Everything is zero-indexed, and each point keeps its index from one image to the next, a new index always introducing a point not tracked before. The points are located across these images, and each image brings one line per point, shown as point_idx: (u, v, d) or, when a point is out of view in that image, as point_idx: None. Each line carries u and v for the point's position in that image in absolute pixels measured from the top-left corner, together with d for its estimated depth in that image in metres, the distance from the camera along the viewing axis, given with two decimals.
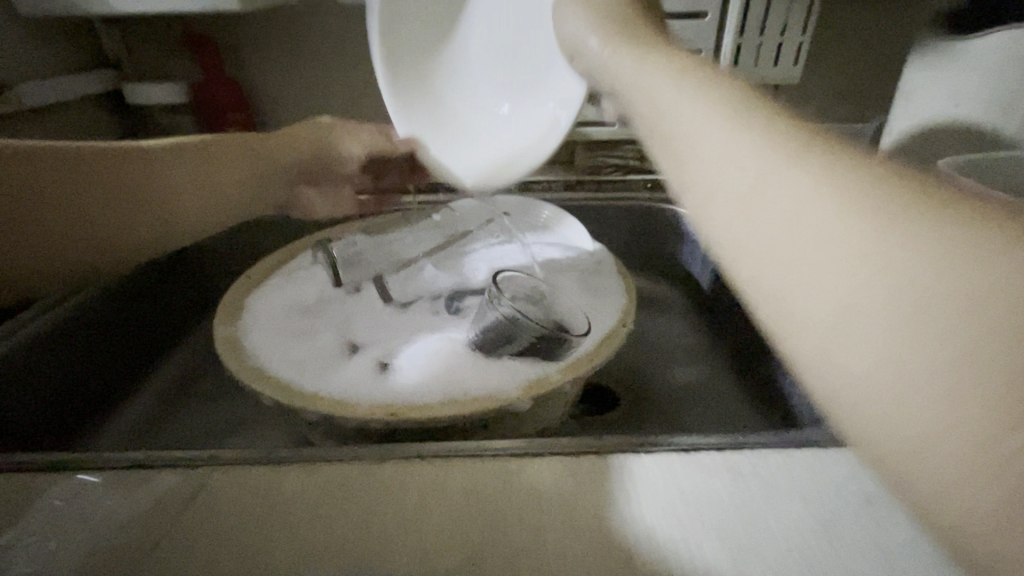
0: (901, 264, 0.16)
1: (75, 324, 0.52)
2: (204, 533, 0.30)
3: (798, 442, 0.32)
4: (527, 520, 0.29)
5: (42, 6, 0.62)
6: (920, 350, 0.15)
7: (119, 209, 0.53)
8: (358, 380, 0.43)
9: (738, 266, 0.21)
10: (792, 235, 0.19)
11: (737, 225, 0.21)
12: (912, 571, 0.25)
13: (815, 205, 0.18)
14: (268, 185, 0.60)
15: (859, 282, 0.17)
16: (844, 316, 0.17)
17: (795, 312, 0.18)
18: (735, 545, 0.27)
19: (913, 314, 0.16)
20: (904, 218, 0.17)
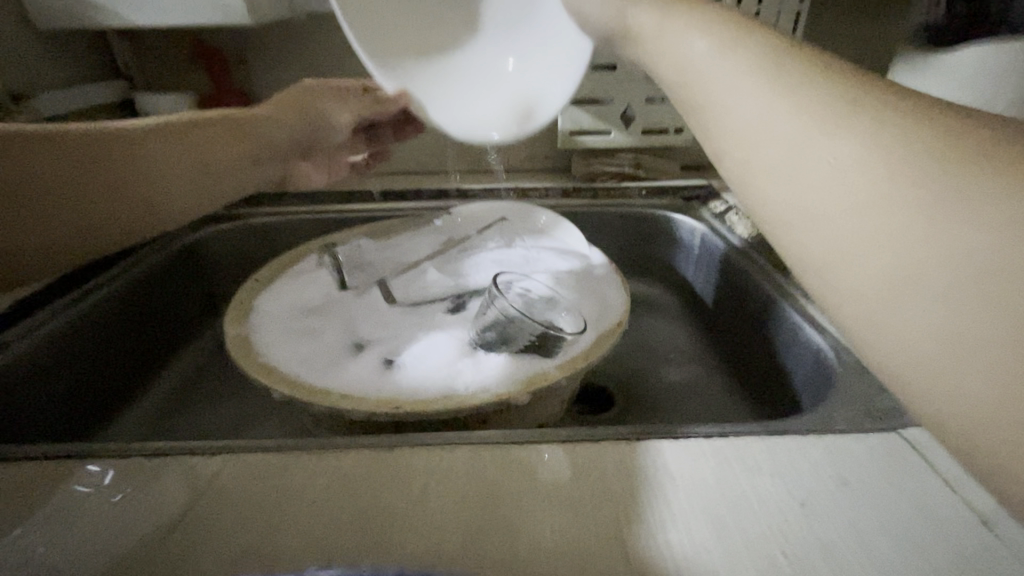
0: (957, 242, 0.19)
1: (82, 322, 0.52)
2: (221, 516, 0.32)
3: (780, 432, 0.34)
4: (526, 501, 0.31)
5: (61, 19, 0.65)
6: (966, 313, 0.19)
7: (109, 197, 0.47)
8: (365, 376, 0.45)
9: (803, 240, 0.24)
10: (858, 214, 0.22)
11: (795, 201, 0.24)
12: (885, 545, 0.27)
13: (881, 191, 0.22)
14: (264, 162, 0.59)
15: (916, 257, 0.20)
16: (897, 283, 0.21)
17: (856, 276, 0.22)
18: (720, 522, 0.29)
19: (964, 271, 0.19)
20: (959, 203, 0.20)
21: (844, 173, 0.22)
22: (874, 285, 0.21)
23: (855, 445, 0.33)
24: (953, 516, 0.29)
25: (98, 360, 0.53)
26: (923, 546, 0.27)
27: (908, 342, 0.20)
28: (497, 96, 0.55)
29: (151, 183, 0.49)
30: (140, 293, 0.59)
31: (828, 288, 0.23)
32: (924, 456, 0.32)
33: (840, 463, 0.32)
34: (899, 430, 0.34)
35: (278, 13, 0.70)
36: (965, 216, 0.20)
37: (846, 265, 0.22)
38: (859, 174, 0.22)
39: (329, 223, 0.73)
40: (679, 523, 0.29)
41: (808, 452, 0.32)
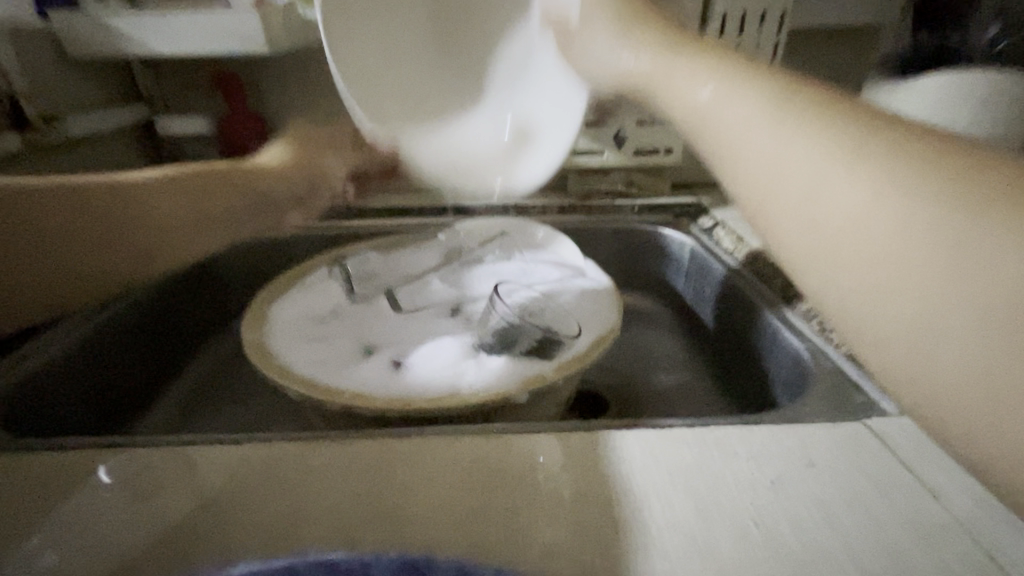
0: (947, 272, 0.22)
1: (97, 339, 0.55)
2: (249, 500, 0.35)
3: (754, 422, 0.37)
4: (525, 481, 0.34)
5: (92, 48, 0.69)
6: (956, 341, 0.22)
7: (110, 241, 0.49)
8: (376, 376, 0.48)
9: (810, 267, 0.27)
10: (862, 238, 0.24)
11: (815, 239, 0.26)
12: (846, 515, 0.30)
13: (882, 215, 0.24)
14: (268, 210, 0.57)
15: (917, 286, 0.23)
16: (896, 307, 0.23)
17: (867, 305, 0.24)
18: (697, 498, 0.32)
19: (959, 300, 0.21)
20: (956, 232, 0.22)
21: (855, 219, 0.25)
22: (890, 321, 0.24)
23: (823, 433, 0.36)
24: (909, 494, 0.32)
25: (119, 364, 0.57)
26: (882, 518, 0.30)
27: (932, 371, 0.22)
28: (490, 143, 0.60)
29: (146, 226, 0.50)
30: (157, 301, 0.63)
31: (841, 310, 0.26)
32: (885, 443, 0.36)
33: (809, 449, 0.35)
34: (864, 421, 0.38)
35: (294, 43, 0.75)
36: (970, 254, 0.21)
37: (863, 302, 0.24)
38: (869, 220, 0.24)
39: (337, 238, 0.77)
40: (662, 501, 0.32)
41: (781, 439, 0.36)
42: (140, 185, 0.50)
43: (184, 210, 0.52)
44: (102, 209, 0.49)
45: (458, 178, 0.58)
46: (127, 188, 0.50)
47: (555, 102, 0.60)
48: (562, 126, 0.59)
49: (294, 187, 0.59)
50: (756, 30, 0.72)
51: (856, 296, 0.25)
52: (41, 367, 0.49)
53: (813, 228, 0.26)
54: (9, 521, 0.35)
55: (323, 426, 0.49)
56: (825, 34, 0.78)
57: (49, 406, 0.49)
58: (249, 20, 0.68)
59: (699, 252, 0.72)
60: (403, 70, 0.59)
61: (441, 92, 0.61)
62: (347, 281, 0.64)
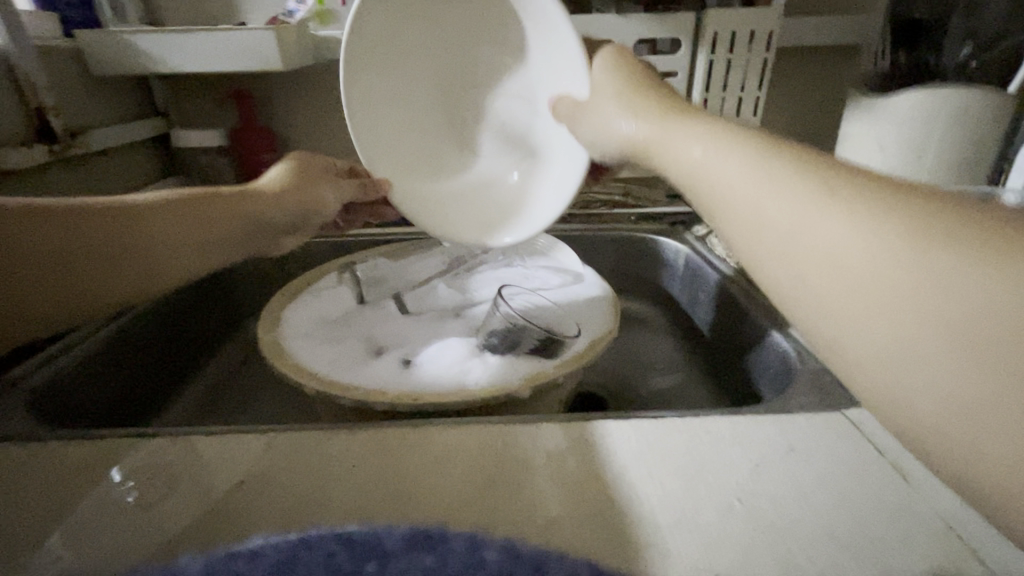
0: (937, 311, 0.23)
1: (110, 346, 0.57)
2: (272, 484, 0.38)
3: (739, 413, 0.41)
4: (530, 464, 0.37)
5: (114, 64, 0.73)
6: (958, 376, 0.23)
7: (114, 266, 0.48)
8: (386, 374, 0.51)
9: (791, 294, 0.29)
10: (847, 275, 0.26)
11: (797, 273, 0.28)
12: (819, 494, 0.34)
13: (864, 251, 0.26)
14: (261, 235, 0.58)
15: (907, 322, 0.24)
16: (891, 341, 0.25)
17: (858, 340, 0.26)
18: (688, 478, 0.36)
19: (951, 335, 0.23)
20: (935, 268, 0.24)
21: (852, 261, 0.26)
22: (876, 355, 0.25)
23: (802, 423, 0.40)
24: (879, 475, 0.36)
25: (138, 363, 0.60)
26: (851, 496, 0.34)
27: (938, 408, 0.23)
28: (487, 192, 0.62)
29: (150, 250, 0.50)
30: (177, 305, 0.67)
31: (832, 342, 0.27)
32: (860, 430, 0.39)
33: (788, 437, 0.39)
34: (841, 411, 0.41)
35: (305, 60, 0.78)
36: (951, 292, 0.23)
37: (861, 336, 0.26)
38: (849, 250, 0.26)
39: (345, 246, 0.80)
40: (657, 482, 0.35)
41: (763, 427, 0.39)
42: (145, 209, 0.51)
43: (187, 233, 0.52)
44: (106, 234, 0.48)
45: (454, 225, 0.59)
46: (132, 213, 0.50)
47: (560, 146, 0.60)
48: (559, 176, 0.59)
49: (290, 216, 0.60)
50: (746, 49, 0.76)
51: (849, 334, 0.26)
52: (63, 368, 0.52)
53: (797, 263, 0.28)
54: (45, 508, 0.37)
55: (336, 421, 0.52)
56: (811, 53, 0.82)
57: (67, 407, 0.51)
58: (264, 38, 0.71)
59: (693, 259, 0.76)
60: (405, 120, 0.62)
61: (446, 143, 0.64)
62: (356, 286, 0.67)
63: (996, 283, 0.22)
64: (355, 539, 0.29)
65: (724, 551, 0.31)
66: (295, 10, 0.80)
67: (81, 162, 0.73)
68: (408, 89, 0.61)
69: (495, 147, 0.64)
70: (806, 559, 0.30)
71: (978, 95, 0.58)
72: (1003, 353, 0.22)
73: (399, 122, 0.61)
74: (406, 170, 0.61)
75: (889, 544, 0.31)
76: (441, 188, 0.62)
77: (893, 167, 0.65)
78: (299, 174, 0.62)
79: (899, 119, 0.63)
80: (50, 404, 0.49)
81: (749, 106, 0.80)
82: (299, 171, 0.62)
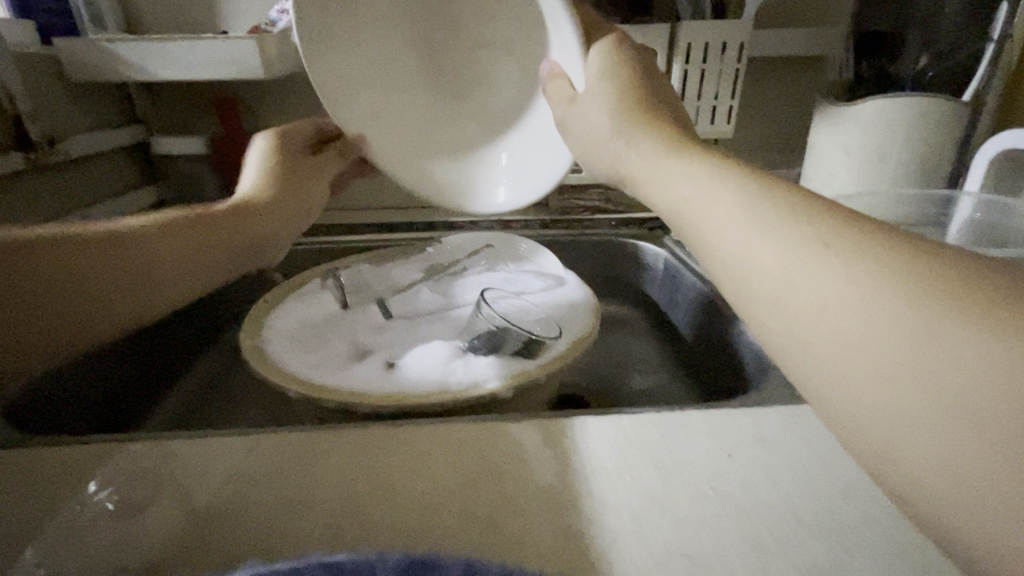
0: (932, 368, 0.24)
1: (90, 354, 0.57)
2: (255, 483, 0.38)
3: (714, 408, 0.42)
4: (513, 459, 0.38)
5: (92, 73, 0.72)
6: (958, 438, 0.23)
7: (115, 290, 0.49)
8: (369, 376, 0.52)
9: (787, 348, 0.29)
10: (845, 330, 0.26)
11: (792, 327, 0.28)
12: (788, 481, 0.36)
13: (860, 307, 0.26)
14: (262, 248, 0.59)
15: (905, 378, 0.24)
16: (894, 400, 0.25)
17: (860, 399, 0.26)
18: (666, 471, 0.37)
19: (948, 396, 0.23)
20: (927, 324, 0.24)
21: (845, 316, 0.26)
22: (879, 416, 0.25)
23: (774, 414, 0.41)
24: (844, 461, 0.37)
25: (117, 370, 0.60)
26: (819, 483, 0.36)
27: (938, 472, 0.23)
28: (479, 168, 0.65)
29: (146, 271, 0.50)
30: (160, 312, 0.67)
31: (832, 402, 0.27)
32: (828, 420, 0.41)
33: (760, 427, 0.40)
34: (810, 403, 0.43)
35: (286, 68, 0.79)
36: (944, 348, 0.24)
37: (862, 396, 0.26)
38: (844, 304, 0.26)
39: (329, 252, 0.81)
40: (635, 473, 0.37)
41: (737, 419, 0.41)
42: (138, 232, 0.51)
43: (182, 250, 0.52)
44: (104, 260, 0.48)
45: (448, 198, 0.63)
46: (125, 237, 0.50)
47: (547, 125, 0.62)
48: (547, 159, 0.61)
49: (286, 221, 0.61)
50: (719, 60, 0.79)
51: (838, 372, 0.26)
52: (43, 375, 0.52)
53: (793, 317, 0.28)
54: (22, 520, 0.36)
55: (320, 424, 0.52)
56: (780, 63, 0.86)
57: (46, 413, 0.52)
58: (245, 46, 0.72)
59: (672, 262, 0.77)
60: (395, 96, 0.64)
61: (437, 120, 0.67)
62: (340, 291, 0.67)
63: (986, 344, 0.23)
64: (343, 560, 0.29)
65: (698, 539, 0.32)
66: (278, 20, 0.79)
67: (60, 169, 0.73)
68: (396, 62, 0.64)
69: (487, 124, 0.67)
70: (776, 543, 0.32)
71: (936, 102, 0.61)
72: (999, 413, 0.22)
73: (388, 96, 0.64)
74: (399, 146, 0.64)
75: (854, 527, 0.33)
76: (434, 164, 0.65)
77: (859, 172, 0.68)
78: (288, 172, 0.63)
79: (865, 126, 0.65)
80: (27, 406, 0.50)
81: (723, 115, 0.83)
82: (283, 164, 0.64)
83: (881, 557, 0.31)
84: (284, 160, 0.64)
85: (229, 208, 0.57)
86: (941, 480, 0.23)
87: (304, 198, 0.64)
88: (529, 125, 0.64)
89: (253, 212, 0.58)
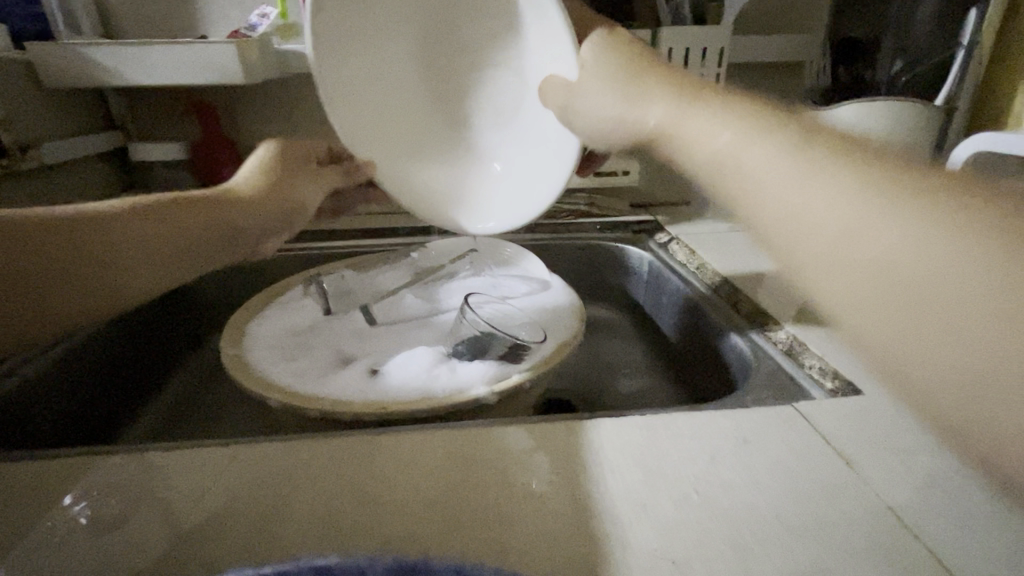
0: (986, 305, 0.23)
1: (68, 364, 0.56)
2: (232, 494, 0.38)
3: (697, 410, 0.42)
4: (495, 464, 0.38)
5: (67, 78, 0.71)
6: (1015, 377, 0.22)
7: (86, 273, 0.47)
8: (352, 383, 0.51)
9: (822, 294, 0.27)
10: (889, 269, 0.25)
11: (829, 268, 0.27)
12: (769, 481, 0.36)
13: (904, 246, 0.25)
14: (247, 241, 0.58)
15: (956, 319, 0.23)
16: (947, 341, 0.23)
17: (903, 343, 0.25)
18: (648, 474, 0.37)
19: (1005, 333, 0.22)
20: (984, 259, 0.23)
21: (889, 256, 0.25)
22: (922, 359, 0.24)
23: (757, 416, 0.42)
24: (825, 461, 0.38)
25: (96, 380, 0.59)
26: (799, 483, 0.36)
27: (987, 411, 0.23)
28: (478, 179, 0.65)
29: (118, 256, 0.48)
30: (138, 321, 0.66)
31: (875, 350, 0.26)
32: (810, 422, 0.41)
33: (742, 429, 0.40)
34: (792, 404, 0.43)
35: (267, 73, 0.78)
36: (999, 283, 0.23)
37: (906, 338, 0.24)
38: (890, 243, 0.25)
39: (313, 259, 0.80)
40: (618, 476, 0.37)
41: (720, 421, 0.41)
42: (111, 217, 0.49)
43: (160, 238, 0.51)
44: (75, 242, 0.46)
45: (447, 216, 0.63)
46: (98, 221, 0.48)
47: (547, 134, 0.62)
48: (547, 166, 0.61)
49: (277, 217, 0.60)
50: (699, 65, 0.80)
51: (877, 313, 0.25)
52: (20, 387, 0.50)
53: (829, 257, 0.27)
54: None
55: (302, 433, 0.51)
56: (760, 68, 0.87)
57: (27, 428, 0.50)
58: (225, 52, 0.71)
59: (656, 266, 0.78)
60: (392, 103, 0.64)
61: (437, 127, 0.67)
62: (322, 297, 0.66)
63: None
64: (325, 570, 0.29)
65: (682, 541, 0.32)
66: (258, 24, 0.78)
67: (36, 177, 0.71)
68: (390, 68, 0.63)
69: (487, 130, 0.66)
70: (757, 543, 0.32)
71: (911, 107, 0.62)
72: None
73: (384, 103, 0.63)
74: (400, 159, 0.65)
75: (834, 525, 0.33)
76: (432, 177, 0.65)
77: None
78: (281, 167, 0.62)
79: None
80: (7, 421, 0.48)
81: None
82: (279, 160, 0.62)
83: (861, 554, 0.31)
84: (276, 158, 0.63)
85: (212, 199, 0.56)
86: (997, 430, 0.22)
87: (299, 195, 0.62)
88: (526, 131, 0.64)
89: (240, 203, 0.57)
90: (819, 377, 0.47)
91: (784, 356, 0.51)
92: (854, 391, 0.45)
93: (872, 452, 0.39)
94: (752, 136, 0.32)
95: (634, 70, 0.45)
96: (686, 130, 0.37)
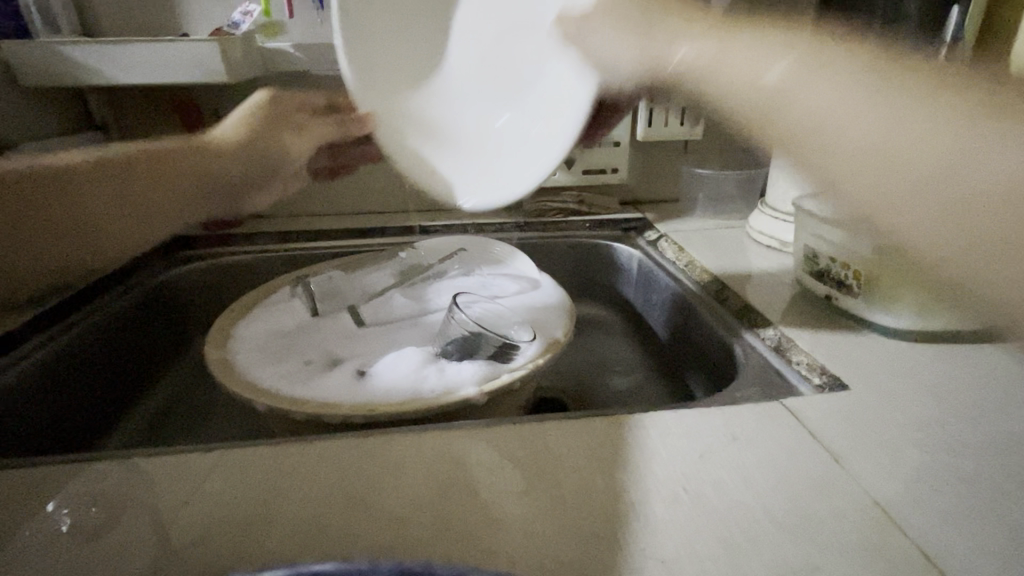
0: (968, 169, 0.29)
1: (53, 368, 0.55)
2: (217, 501, 0.37)
3: (687, 408, 0.42)
4: (484, 467, 0.38)
5: (45, 78, 0.69)
6: (1008, 228, 0.28)
7: (63, 239, 0.54)
8: (339, 386, 0.50)
9: (844, 183, 0.33)
10: (912, 144, 0.31)
11: (871, 145, 0.33)
12: (759, 478, 0.36)
13: (927, 126, 0.31)
14: (207, 199, 0.70)
15: (972, 177, 0.29)
16: (950, 205, 0.29)
17: (914, 217, 0.30)
18: (637, 474, 0.37)
19: (992, 194, 0.29)
20: (1003, 138, 0.30)
21: (905, 139, 0.31)
22: (924, 220, 0.30)
23: (746, 413, 0.42)
24: (815, 457, 0.38)
25: (85, 382, 0.58)
26: (789, 480, 0.36)
27: (975, 258, 0.28)
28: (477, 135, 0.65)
29: (90, 217, 0.56)
30: (123, 324, 0.65)
31: (893, 225, 0.31)
32: (798, 418, 0.42)
33: (731, 426, 0.41)
34: (781, 400, 0.43)
35: (250, 71, 0.77)
36: (979, 159, 0.29)
37: (923, 195, 0.30)
38: (903, 134, 0.32)
39: (298, 259, 0.81)
40: (608, 476, 0.36)
41: (709, 419, 0.41)
42: (80, 177, 0.56)
43: (124, 195, 0.59)
44: (50, 203, 0.54)
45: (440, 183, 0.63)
46: (67, 179, 0.55)
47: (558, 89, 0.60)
48: (551, 130, 0.60)
49: (254, 178, 0.72)
50: None
51: (887, 188, 0.31)
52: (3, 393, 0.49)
53: (854, 147, 0.33)
54: None
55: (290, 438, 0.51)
56: None
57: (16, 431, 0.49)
58: (207, 50, 0.70)
59: (646, 263, 0.78)
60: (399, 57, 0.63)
61: (441, 81, 0.65)
62: (310, 299, 0.66)
63: (1004, 141, 0.29)
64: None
65: (672, 540, 0.32)
66: (241, 22, 0.77)
67: None
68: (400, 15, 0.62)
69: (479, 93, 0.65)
70: (748, 541, 0.32)
71: None
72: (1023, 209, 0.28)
73: (398, 55, 0.63)
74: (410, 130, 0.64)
75: (824, 522, 0.33)
76: (434, 146, 0.64)
77: None
78: (262, 114, 0.70)
79: None
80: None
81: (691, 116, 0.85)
82: (262, 112, 0.70)
83: (850, 550, 0.31)
84: (262, 110, 0.70)
85: (183, 149, 0.65)
86: (991, 277, 0.28)
87: (284, 155, 0.73)
88: (528, 86, 0.63)
89: (214, 157, 0.67)
90: (806, 372, 0.47)
91: (772, 352, 0.51)
92: (841, 386, 0.45)
93: (859, 446, 0.39)
94: (808, 66, 0.37)
95: (661, 14, 0.49)
96: (730, 67, 0.42)
